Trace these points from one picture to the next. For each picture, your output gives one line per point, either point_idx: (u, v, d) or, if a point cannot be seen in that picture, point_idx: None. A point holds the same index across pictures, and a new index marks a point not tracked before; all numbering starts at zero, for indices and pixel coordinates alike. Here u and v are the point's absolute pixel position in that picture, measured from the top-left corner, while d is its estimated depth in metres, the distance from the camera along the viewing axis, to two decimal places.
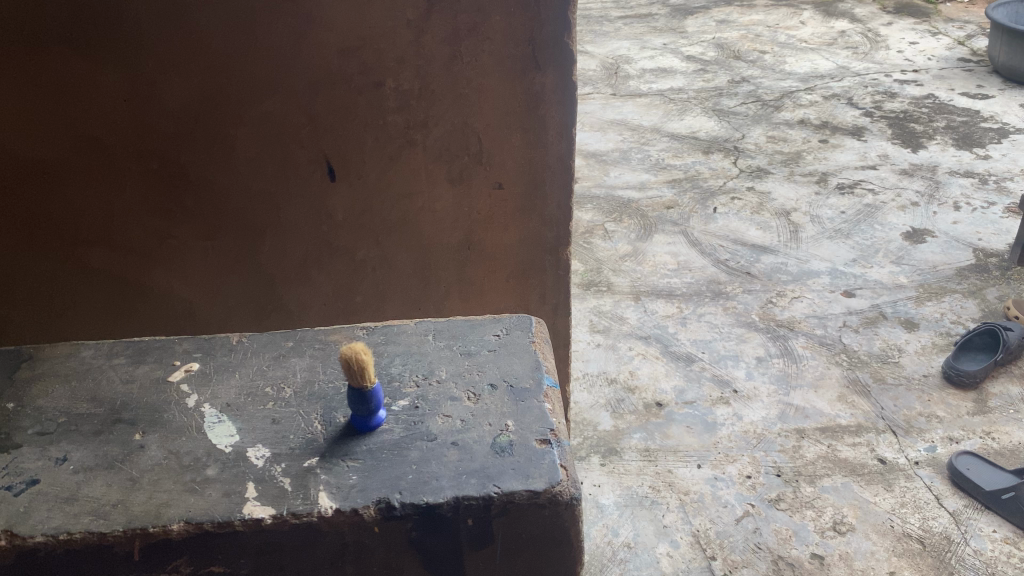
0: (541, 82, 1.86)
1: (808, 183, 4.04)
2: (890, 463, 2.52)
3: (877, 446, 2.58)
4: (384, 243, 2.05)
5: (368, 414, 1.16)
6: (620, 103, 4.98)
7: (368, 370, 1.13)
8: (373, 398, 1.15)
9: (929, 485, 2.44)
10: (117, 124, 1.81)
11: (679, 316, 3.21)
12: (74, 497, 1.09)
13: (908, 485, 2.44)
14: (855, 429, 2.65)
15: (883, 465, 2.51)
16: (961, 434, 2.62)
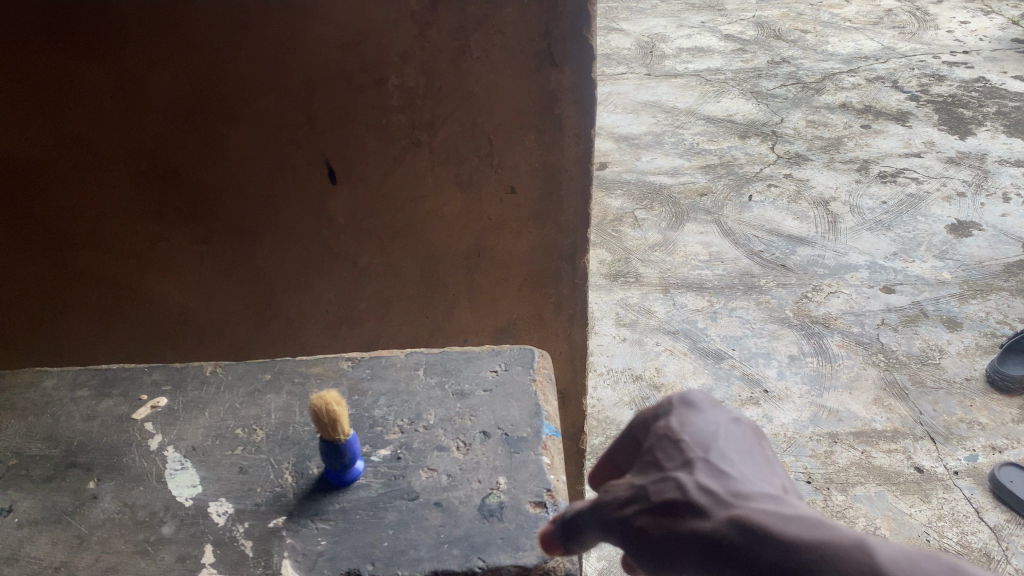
0: (558, 80, 1.70)
1: (848, 171, 3.81)
2: (928, 472, 2.35)
3: (914, 453, 2.41)
4: (388, 249, 1.92)
5: (343, 467, 1.05)
6: (655, 84, 4.79)
7: (342, 421, 1.02)
8: (348, 450, 1.04)
9: (969, 496, 2.27)
10: (103, 122, 1.69)
11: (710, 311, 3.03)
12: (15, 557, 0.98)
13: (945, 496, 2.27)
14: (891, 435, 2.47)
15: (920, 474, 2.34)
16: (1005, 443, 2.44)
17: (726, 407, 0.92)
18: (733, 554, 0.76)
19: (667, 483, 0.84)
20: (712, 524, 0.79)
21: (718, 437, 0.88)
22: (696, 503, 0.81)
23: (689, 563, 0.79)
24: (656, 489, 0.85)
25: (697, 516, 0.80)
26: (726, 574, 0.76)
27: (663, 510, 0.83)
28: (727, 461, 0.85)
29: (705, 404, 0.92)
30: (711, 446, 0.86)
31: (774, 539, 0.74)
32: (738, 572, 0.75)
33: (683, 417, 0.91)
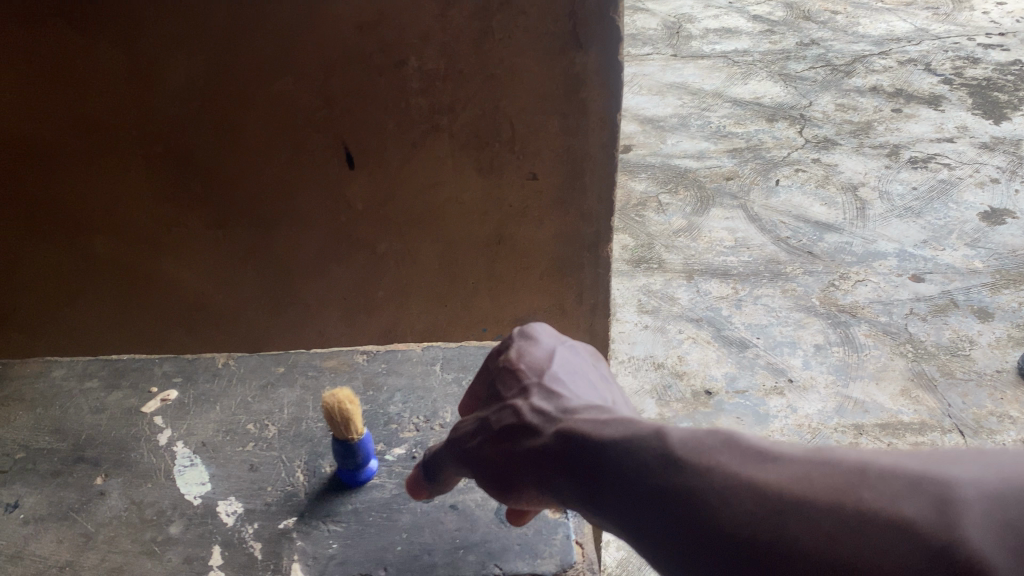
0: (582, 62, 1.64)
1: (879, 156, 3.66)
2: None
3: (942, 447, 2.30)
4: (407, 236, 1.88)
5: (356, 467, 1.02)
6: (681, 66, 4.68)
7: (354, 420, 0.99)
8: (362, 448, 1.01)
9: None
10: (117, 104, 1.66)
11: (734, 298, 2.92)
12: (19, 556, 0.96)
13: None
14: (918, 428, 2.38)
15: None
16: None
17: (563, 340, 1.00)
18: (560, 460, 0.82)
19: (508, 409, 0.91)
20: (543, 437, 0.85)
21: (555, 365, 0.95)
22: (531, 425, 0.87)
23: (527, 476, 0.85)
24: (496, 417, 0.92)
25: (533, 435, 0.86)
26: (556, 481, 0.82)
27: (506, 434, 0.89)
28: (562, 384, 0.92)
29: (546, 339, 1.00)
30: (548, 371, 0.94)
31: (592, 443, 0.80)
32: (563, 475, 0.81)
33: (524, 351, 0.98)
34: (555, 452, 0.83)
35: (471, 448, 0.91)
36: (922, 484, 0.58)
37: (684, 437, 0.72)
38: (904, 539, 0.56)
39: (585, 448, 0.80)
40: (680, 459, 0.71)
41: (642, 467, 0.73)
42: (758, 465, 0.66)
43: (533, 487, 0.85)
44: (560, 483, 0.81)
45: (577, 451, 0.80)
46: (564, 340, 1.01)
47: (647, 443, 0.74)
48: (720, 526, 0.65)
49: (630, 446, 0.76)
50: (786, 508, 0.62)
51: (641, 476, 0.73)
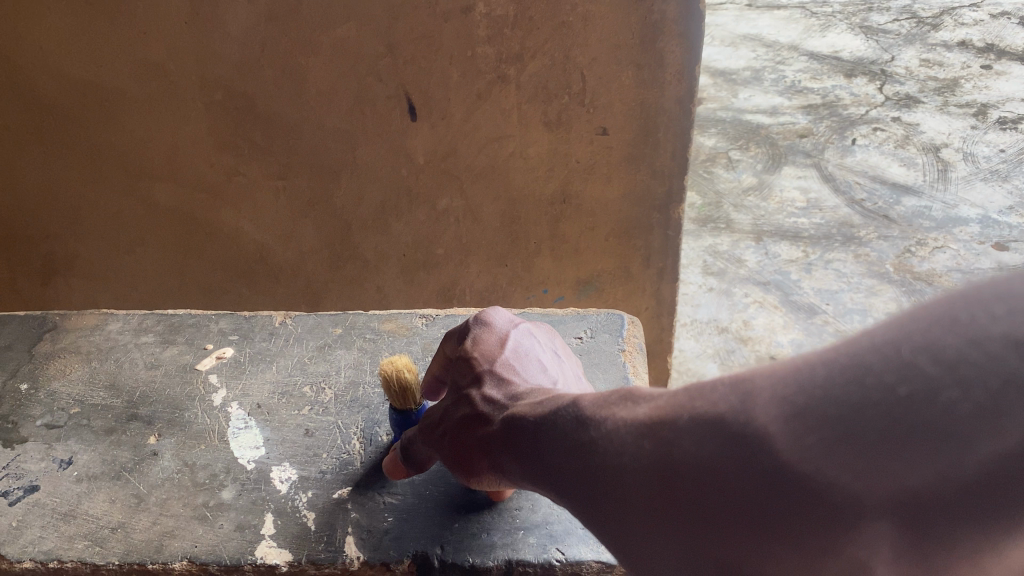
0: (662, 10, 1.54)
1: (965, 115, 3.39)
2: None
3: None
4: (469, 191, 1.81)
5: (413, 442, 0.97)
6: (756, 16, 4.46)
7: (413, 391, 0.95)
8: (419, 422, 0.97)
9: None
10: (179, 47, 1.62)
11: (804, 262, 2.79)
12: (71, 515, 0.94)
13: None
14: None
15: None
16: None
17: (520, 326, 0.96)
18: (507, 444, 0.77)
19: (461, 397, 0.87)
20: (493, 425, 0.81)
21: (504, 351, 0.91)
22: (480, 412, 0.84)
23: (486, 462, 0.81)
24: (451, 408, 0.88)
25: (481, 421, 0.83)
26: (508, 465, 0.78)
27: (458, 421, 0.85)
28: (515, 371, 0.88)
29: (502, 323, 0.96)
30: (501, 359, 0.90)
31: (528, 418, 0.76)
32: (512, 459, 0.77)
33: (479, 336, 0.95)
34: (498, 432, 0.79)
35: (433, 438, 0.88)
36: (737, 382, 0.53)
37: (597, 400, 0.70)
38: (711, 434, 0.53)
39: (521, 424, 0.77)
40: (589, 418, 0.68)
41: (564, 438, 0.70)
42: (640, 407, 0.63)
43: (486, 468, 0.82)
44: (507, 464, 0.78)
45: (514, 429, 0.77)
46: (520, 326, 0.96)
47: (568, 414, 0.71)
48: (603, 459, 0.64)
49: (554, 415, 0.73)
50: (646, 434, 0.60)
51: (564, 448, 0.69)
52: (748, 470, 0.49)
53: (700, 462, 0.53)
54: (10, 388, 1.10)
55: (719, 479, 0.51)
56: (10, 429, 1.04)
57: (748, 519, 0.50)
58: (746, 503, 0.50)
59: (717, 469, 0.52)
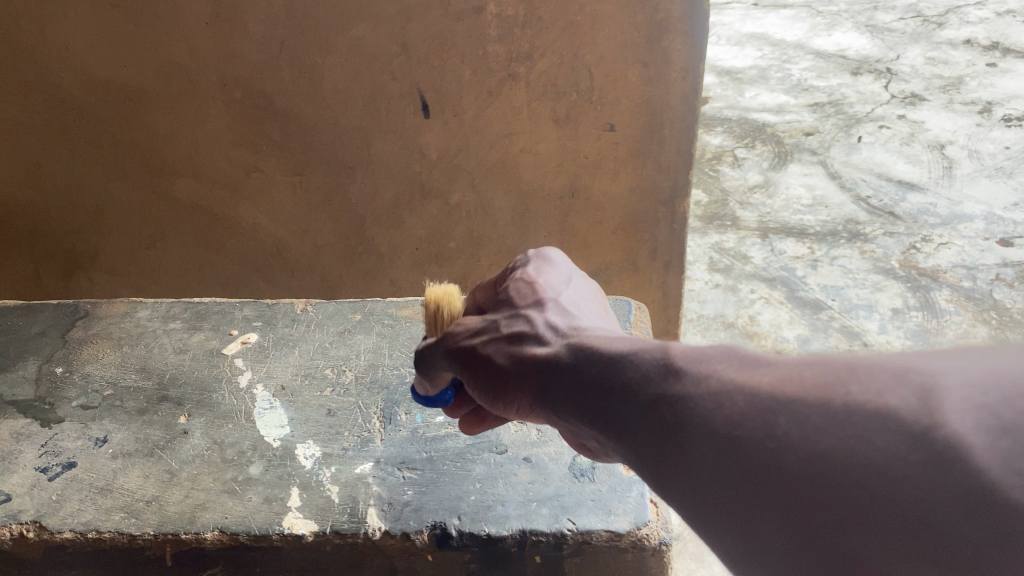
0: (667, 10, 1.58)
1: (969, 112, 3.42)
2: None
3: None
4: (481, 186, 1.86)
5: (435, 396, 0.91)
6: (762, 15, 4.50)
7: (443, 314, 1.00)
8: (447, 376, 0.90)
9: None
10: (200, 48, 1.68)
11: (810, 258, 2.82)
12: (108, 489, 0.99)
13: None
14: None
15: None
16: None
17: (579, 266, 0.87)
18: (567, 374, 0.67)
19: (518, 315, 0.78)
20: (552, 351, 0.71)
21: (567, 286, 0.82)
22: (538, 334, 0.74)
23: (530, 390, 0.71)
24: (506, 324, 0.78)
25: (536, 344, 0.73)
26: (556, 396, 0.68)
27: (509, 336, 0.76)
28: (582, 308, 0.79)
29: (563, 265, 0.88)
30: (566, 292, 0.81)
31: (599, 357, 0.65)
32: (566, 389, 0.67)
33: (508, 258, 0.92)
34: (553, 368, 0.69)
35: (471, 350, 0.79)
36: (911, 374, 0.44)
37: (692, 350, 0.58)
38: (884, 435, 0.42)
39: (594, 358, 0.66)
40: (683, 367, 0.56)
41: (644, 383, 0.59)
42: (751, 367, 0.52)
43: (529, 400, 0.72)
44: (558, 396, 0.67)
45: (583, 360, 0.67)
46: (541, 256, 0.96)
47: (655, 356, 0.60)
48: (690, 418, 0.52)
49: (630, 357, 0.62)
50: (760, 408, 0.48)
51: (644, 395, 0.58)
52: (936, 485, 0.39)
53: (858, 461, 0.42)
54: (46, 371, 1.15)
55: (882, 483, 0.41)
56: (47, 409, 1.09)
57: (916, 540, 0.40)
58: (923, 523, 0.40)
59: (883, 471, 0.41)
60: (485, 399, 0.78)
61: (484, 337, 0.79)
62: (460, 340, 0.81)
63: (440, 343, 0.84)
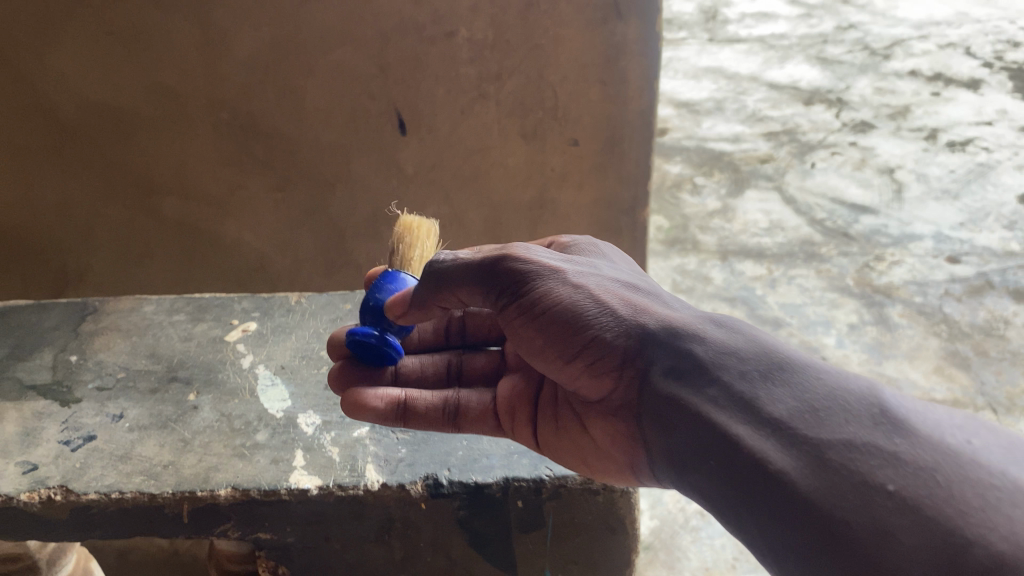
0: (623, 32, 1.73)
1: (916, 139, 3.60)
2: None
3: None
4: (454, 199, 1.99)
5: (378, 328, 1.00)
6: (717, 50, 4.67)
7: (433, 246, 1.20)
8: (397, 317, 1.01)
9: None
10: (190, 72, 1.80)
11: (769, 278, 2.90)
12: (127, 457, 1.08)
13: None
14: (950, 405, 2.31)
15: None
16: None
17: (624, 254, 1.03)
18: (707, 353, 0.79)
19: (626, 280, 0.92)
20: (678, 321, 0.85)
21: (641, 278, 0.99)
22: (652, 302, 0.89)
23: (657, 348, 0.83)
24: (615, 280, 0.91)
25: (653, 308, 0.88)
26: (687, 356, 0.80)
27: (620, 289, 0.89)
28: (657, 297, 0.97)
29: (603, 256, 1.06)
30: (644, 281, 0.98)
31: (759, 347, 0.77)
32: (703, 353, 0.79)
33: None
34: (684, 351, 0.81)
35: (557, 282, 0.87)
36: None
37: (909, 405, 0.66)
38: None
39: (737, 335, 0.80)
40: (909, 425, 0.64)
41: (835, 398, 0.68)
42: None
43: (647, 352, 0.83)
44: (691, 356, 0.80)
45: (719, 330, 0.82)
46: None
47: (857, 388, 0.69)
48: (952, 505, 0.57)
49: (820, 376, 0.71)
50: None
51: (832, 405, 0.68)
52: None
53: None
54: (62, 359, 1.25)
55: None
56: (65, 391, 1.19)
57: None
58: None
59: None
60: (566, 342, 0.87)
61: (566, 269, 0.89)
62: (539, 266, 0.87)
63: (496, 260, 0.89)
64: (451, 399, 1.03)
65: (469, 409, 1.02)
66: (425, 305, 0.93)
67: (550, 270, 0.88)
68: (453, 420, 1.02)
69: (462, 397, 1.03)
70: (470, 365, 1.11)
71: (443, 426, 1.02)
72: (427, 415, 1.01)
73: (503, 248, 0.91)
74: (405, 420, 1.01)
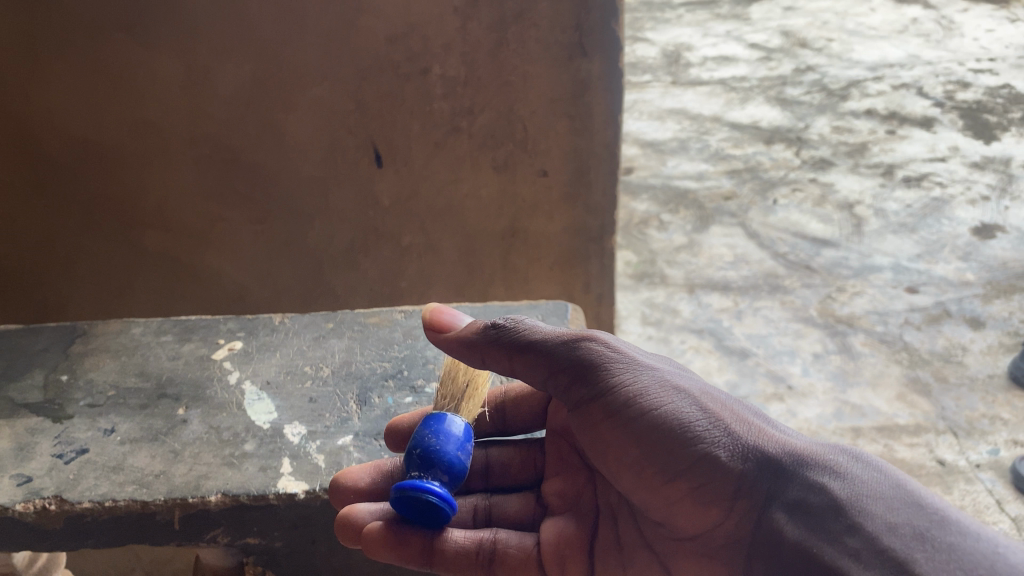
0: (588, 69, 1.82)
1: (873, 175, 3.75)
2: (950, 465, 2.28)
3: (936, 447, 2.33)
4: (429, 229, 2.06)
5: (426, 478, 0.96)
6: (680, 92, 4.81)
7: None
8: (439, 459, 0.97)
9: (990, 489, 2.19)
10: (172, 107, 1.86)
11: (734, 310, 2.99)
12: (120, 467, 1.13)
13: (967, 489, 2.20)
14: (913, 430, 2.40)
15: (942, 467, 2.27)
16: None
17: None
18: (839, 497, 0.86)
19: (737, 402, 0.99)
20: (799, 454, 0.92)
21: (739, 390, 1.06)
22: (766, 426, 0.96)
23: (779, 483, 0.91)
24: (730, 403, 0.98)
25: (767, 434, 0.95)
26: (812, 500, 0.88)
27: (735, 413, 0.96)
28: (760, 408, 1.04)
29: None
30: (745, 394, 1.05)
31: (899, 496, 0.84)
32: (834, 501, 0.86)
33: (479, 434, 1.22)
34: (810, 491, 0.88)
35: (673, 408, 0.95)
36: None
37: None
38: None
39: (867, 478, 0.87)
40: None
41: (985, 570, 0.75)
42: None
43: (761, 491, 0.92)
44: (815, 500, 0.87)
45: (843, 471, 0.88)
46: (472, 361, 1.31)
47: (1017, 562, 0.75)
48: None
49: (970, 544, 0.78)
50: None
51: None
52: None
53: None
54: (53, 379, 1.30)
55: None
56: (57, 408, 1.24)
57: None
58: None
59: None
60: (677, 471, 0.95)
61: (680, 387, 0.97)
62: (657, 390, 0.96)
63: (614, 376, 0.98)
64: (487, 541, 1.02)
65: (507, 552, 1.03)
66: (475, 347, 1.03)
67: (666, 390, 0.96)
68: (487, 564, 1.01)
69: (500, 539, 1.03)
70: (501, 509, 1.13)
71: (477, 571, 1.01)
72: (459, 559, 1.00)
73: (611, 355, 0.99)
74: (433, 561, 1.00)
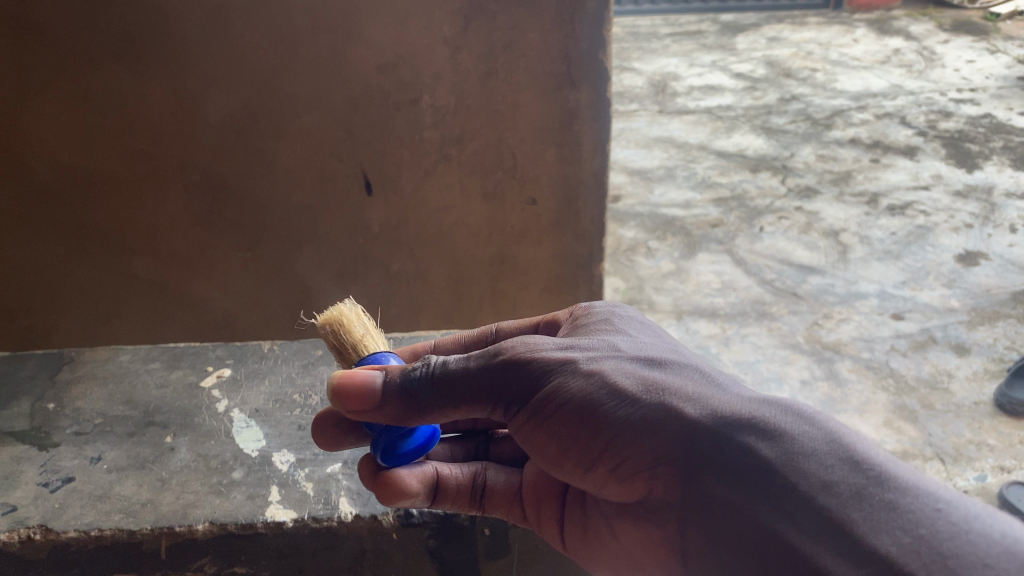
0: (575, 99, 1.83)
1: (858, 203, 3.79)
2: None
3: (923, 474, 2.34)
4: (417, 255, 2.08)
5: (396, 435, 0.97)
6: (667, 121, 4.85)
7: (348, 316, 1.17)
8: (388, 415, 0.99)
9: None
10: (161, 134, 1.86)
11: (722, 336, 3.00)
12: (106, 496, 1.12)
13: None
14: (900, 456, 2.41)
15: None
16: (1014, 463, 2.36)
17: (637, 323, 1.06)
18: (772, 458, 0.82)
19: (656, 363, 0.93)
20: (720, 415, 0.86)
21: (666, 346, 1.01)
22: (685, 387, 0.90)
23: (703, 450, 0.86)
24: (646, 370, 0.92)
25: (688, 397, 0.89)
26: (743, 463, 0.83)
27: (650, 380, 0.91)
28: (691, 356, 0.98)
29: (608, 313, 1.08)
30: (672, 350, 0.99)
31: (832, 453, 0.81)
32: (762, 462, 0.82)
33: None
34: (741, 454, 0.84)
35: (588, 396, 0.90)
36: None
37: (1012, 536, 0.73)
38: None
39: (796, 434, 0.83)
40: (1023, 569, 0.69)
41: (921, 524, 0.74)
42: None
43: (686, 461, 0.86)
44: (746, 465, 0.83)
45: (772, 428, 0.84)
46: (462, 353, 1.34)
47: (955, 517, 0.74)
48: None
49: (908, 501, 0.76)
50: None
51: (922, 533, 0.73)
52: None
53: None
54: (39, 407, 1.29)
55: None
56: (43, 437, 1.23)
57: None
58: None
59: None
60: (602, 452, 0.90)
61: (591, 371, 0.91)
62: (566, 381, 0.91)
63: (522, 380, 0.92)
64: (479, 476, 1.06)
65: (495, 487, 1.06)
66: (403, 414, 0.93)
67: (574, 377, 0.91)
68: (480, 498, 1.05)
69: (489, 476, 1.06)
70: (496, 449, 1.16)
71: (470, 505, 1.05)
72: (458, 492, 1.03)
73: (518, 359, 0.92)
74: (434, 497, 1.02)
